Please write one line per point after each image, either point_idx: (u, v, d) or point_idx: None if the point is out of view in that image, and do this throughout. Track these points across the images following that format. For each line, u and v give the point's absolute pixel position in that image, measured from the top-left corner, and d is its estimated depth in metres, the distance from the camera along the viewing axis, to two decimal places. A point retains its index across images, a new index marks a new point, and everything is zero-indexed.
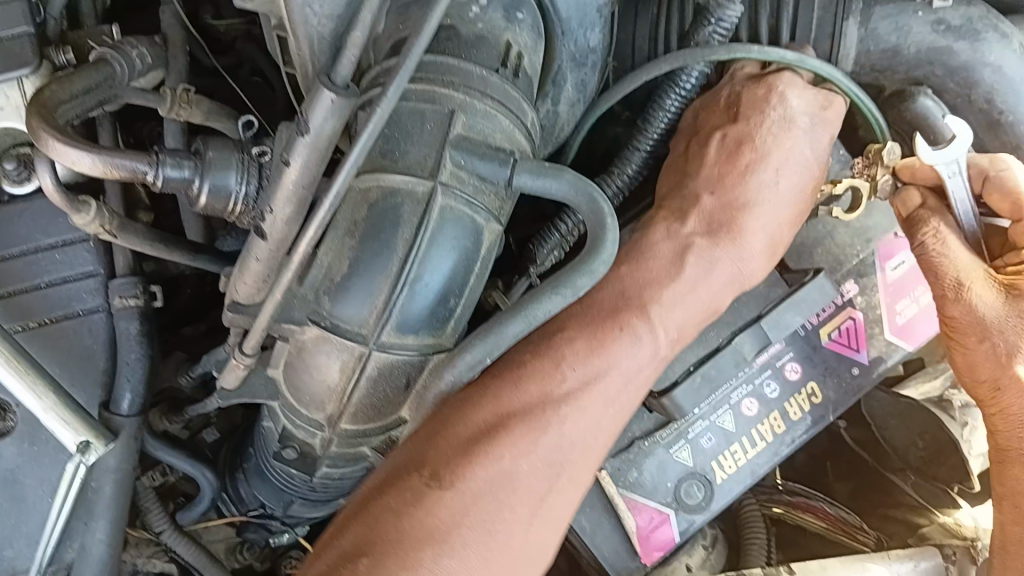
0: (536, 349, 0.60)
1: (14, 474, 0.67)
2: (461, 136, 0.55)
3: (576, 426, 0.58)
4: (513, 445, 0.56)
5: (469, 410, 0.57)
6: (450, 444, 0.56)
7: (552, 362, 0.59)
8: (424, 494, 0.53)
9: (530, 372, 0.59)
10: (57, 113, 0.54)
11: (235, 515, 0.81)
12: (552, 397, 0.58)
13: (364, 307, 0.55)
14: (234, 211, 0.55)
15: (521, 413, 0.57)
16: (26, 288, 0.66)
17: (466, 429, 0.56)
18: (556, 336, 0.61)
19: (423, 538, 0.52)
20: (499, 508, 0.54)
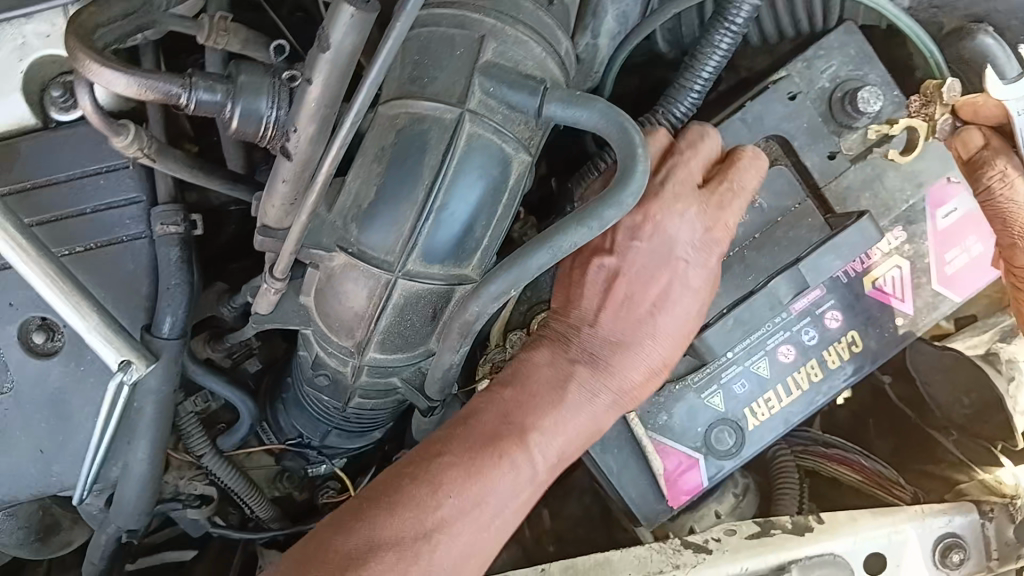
0: (550, 363, 0.63)
1: (63, 392, 0.72)
2: (491, 63, 0.55)
3: (563, 439, 0.61)
4: (502, 463, 0.58)
5: (474, 420, 0.60)
6: (448, 457, 0.58)
7: (524, 396, 0.61)
8: (415, 496, 0.56)
9: (531, 394, 0.61)
10: (94, 36, 0.55)
11: (274, 444, 0.84)
12: (553, 413, 0.61)
13: (390, 235, 0.55)
14: (265, 136, 0.56)
15: (507, 438, 0.59)
16: (71, 214, 0.69)
17: (467, 441, 0.59)
18: (569, 361, 0.63)
19: (412, 533, 0.55)
20: (474, 518, 0.57)
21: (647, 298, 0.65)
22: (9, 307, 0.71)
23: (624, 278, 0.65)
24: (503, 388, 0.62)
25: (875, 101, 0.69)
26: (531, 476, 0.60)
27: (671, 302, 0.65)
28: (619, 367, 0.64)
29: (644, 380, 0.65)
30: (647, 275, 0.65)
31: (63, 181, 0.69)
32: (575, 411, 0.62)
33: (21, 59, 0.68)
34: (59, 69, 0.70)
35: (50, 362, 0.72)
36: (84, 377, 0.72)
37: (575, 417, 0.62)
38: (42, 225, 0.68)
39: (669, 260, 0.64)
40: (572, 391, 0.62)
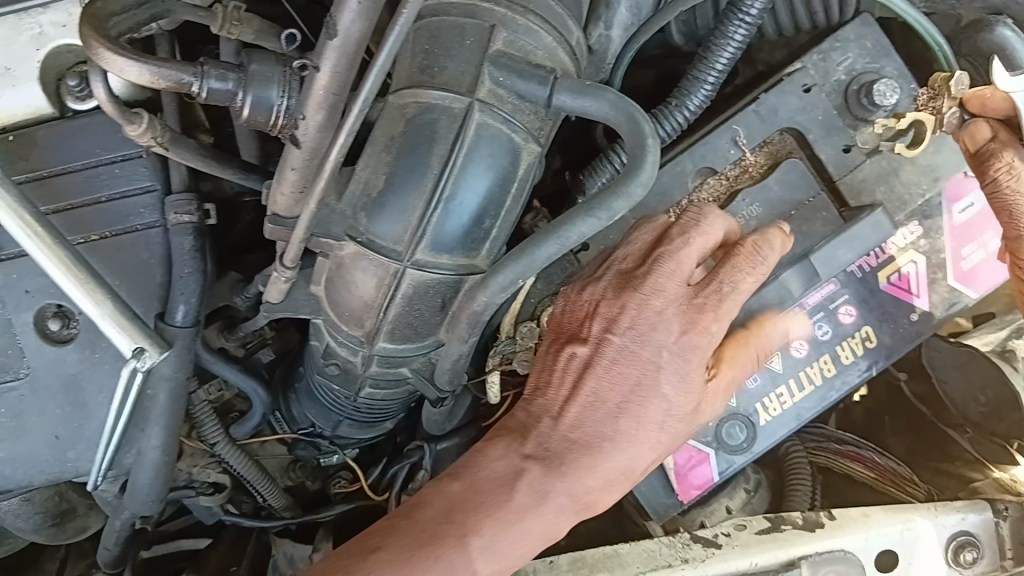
0: (502, 459, 0.59)
1: (77, 379, 0.73)
2: (501, 52, 0.55)
3: (506, 545, 0.56)
4: (438, 565, 0.55)
5: (417, 513, 0.57)
6: (382, 552, 0.55)
7: (466, 496, 0.58)
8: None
9: (478, 490, 0.58)
10: (107, 24, 0.56)
11: (286, 434, 0.84)
12: (498, 522, 0.56)
13: (399, 224, 0.55)
14: (276, 125, 0.56)
15: (436, 546, 0.56)
16: (87, 203, 0.70)
17: (404, 538, 0.56)
18: (521, 458, 0.59)
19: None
20: None
21: (612, 398, 0.58)
22: (25, 295, 0.72)
23: (590, 372, 0.59)
24: (450, 483, 0.59)
25: (892, 94, 0.69)
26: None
27: (638, 417, 0.58)
28: (580, 470, 0.58)
29: (603, 486, 0.58)
30: (617, 385, 0.59)
31: (79, 169, 0.70)
32: (526, 513, 0.57)
33: (38, 48, 0.69)
34: (75, 59, 0.71)
35: (66, 348, 0.72)
36: (99, 364, 0.73)
37: (523, 520, 0.57)
38: (59, 213, 0.69)
39: (640, 355, 0.58)
40: (524, 492, 0.57)
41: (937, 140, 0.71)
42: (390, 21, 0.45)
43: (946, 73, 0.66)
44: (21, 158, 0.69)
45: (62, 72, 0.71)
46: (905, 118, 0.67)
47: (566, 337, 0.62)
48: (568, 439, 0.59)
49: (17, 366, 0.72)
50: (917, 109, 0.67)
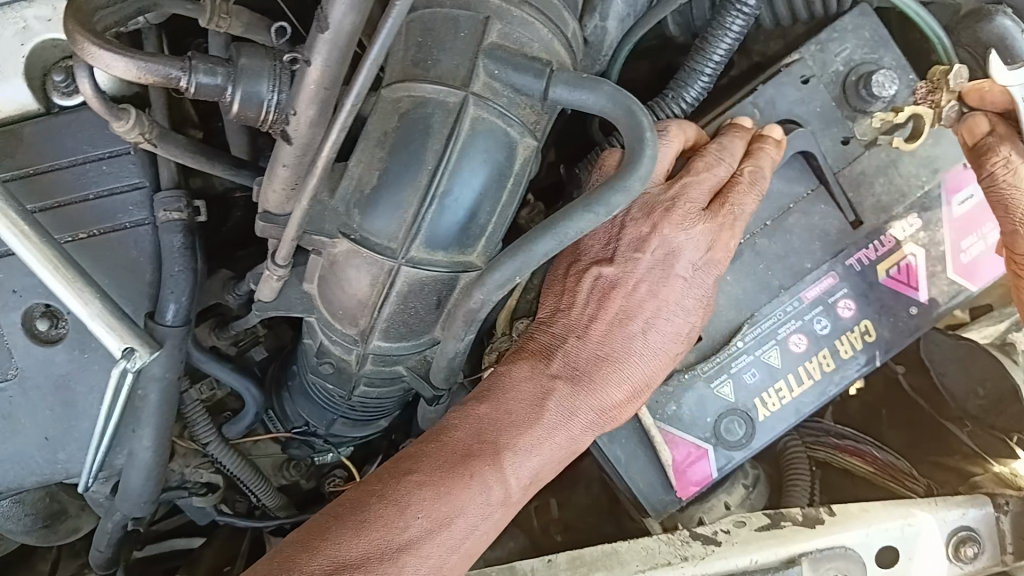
0: (529, 378, 0.62)
1: (66, 379, 0.71)
2: (496, 45, 0.54)
3: (547, 453, 0.60)
4: (473, 480, 0.57)
5: (450, 437, 0.59)
6: (416, 477, 0.56)
7: (497, 409, 0.60)
8: (382, 515, 0.55)
9: (508, 411, 0.60)
10: (93, 17, 0.54)
11: (280, 432, 0.83)
12: (532, 430, 0.60)
13: (393, 221, 0.54)
14: (266, 120, 0.55)
15: (477, 454, 0.58)
16: (74, 200, 0.68)
17: (441, 455, 0.58)
18: (549, 377, 0.62)
19: (378, 553, 0.53)
20: (446, 535, 0.55)
21: (638, 303, 0.63)
22: (12, 294, 0.70)
23: (618, 287, 0.64)
24: (478, 405, 0.61)
25: (891, 84, 0.68)
26: (507, 495, 0.58)
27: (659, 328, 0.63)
28: (606, 384, 0.62)
29: (628, 396, 0.63)
30: (642, 288, 0.63)
31: (66, 166, 0.69)
32: (558, 424, 0.61)
33: (23, 43, 0.68)
34: (61, 54, 0.70)
35: (55, 348, 0.71)
36: (89, 364, 0.72)
37: (552, 437, 0.60)
38: (45, 211, 0.68)
39: (668, 270, 0.63)
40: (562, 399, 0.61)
41: (936, 131, 0.70)
42: (383, 14, 0.44)
43: (944, 65, 0.67)
44: (7, 155, 0.68)
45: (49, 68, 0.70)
46: (904, 112, 0.66)
47: (588, 260, 0.66)
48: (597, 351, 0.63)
49: (5, 367, 0.71)
50: (915, 102, 0.67)
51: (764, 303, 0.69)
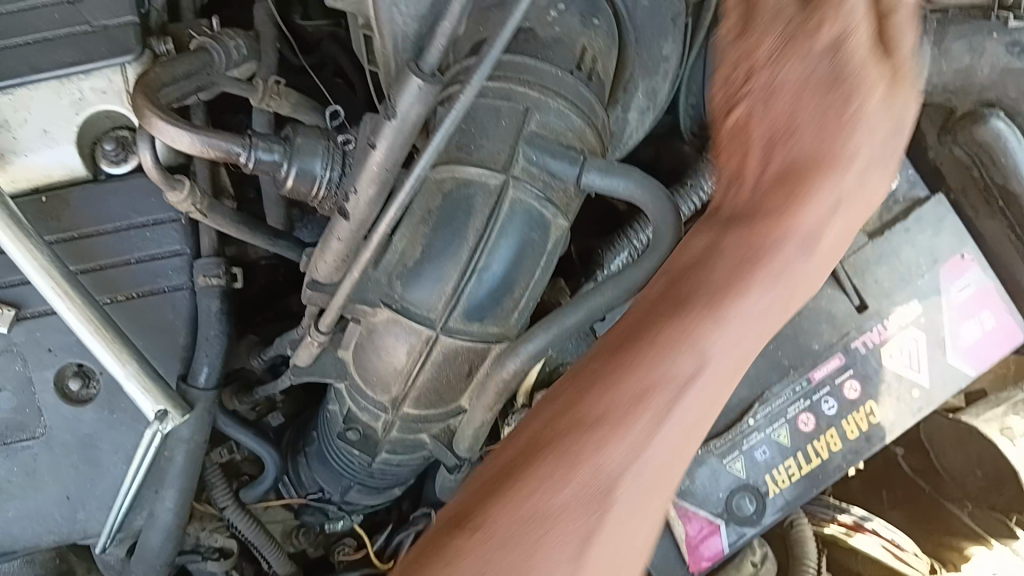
0: (700, 235, 0.44)
1: (94, 439, 0.73)
2: (535, 133, 0.58)
3: (645, 503, 0.40)
4: (628, 420, 0.41)
5: (496, 495, 0.40)
6: (545, 458, 0.41)
7: (654, 339, 0.42)
8: (517, 544, 0.39)
9: (654, 323, 0.42)
10: (160, 94, 0.58)
11: (294, 498, 0.84)
12: (693, 344, 0.41)
13: (434, 292, 0.57)
14: (317, 195, 0.59)
15: (633, 388, 0.41)
16: (116, 263, 0.71)
17: (488, 531, 0.39)
18: (726, 224, 0.44)
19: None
20: (607, 522, 0.40)
21: (758, 262, 0.42)
22: (47, 353, 0.72)
23: (722, 247, 0.43)
24: (620, 338, 0.43)
25: (892, 179, 0.74)
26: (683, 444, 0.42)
27: (775, 295, 0.42)
28: (774, 216, 0.43)
29: (809, 259, 0.43)
30: (764, 240, 0.42)
31: (110, 232, 0.71)
32: (649, 443, 0.41)
33: (77, 113, 0.70)
34: (112, 124, 0.73)
35: (86, 408, 0.73)
36: (117, 424, 0.73)
37: (712, 361, 0.41)
38: (88, 273, 0.71)
39: (825, 98, 0.43)
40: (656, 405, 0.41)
41: (936, 224, 0.75)
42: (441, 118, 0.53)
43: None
44: (52, 219, 0.71)
45: (96, 137, 0.72)
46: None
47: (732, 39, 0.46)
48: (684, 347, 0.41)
49: (33, 425, 0.72)
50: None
51: (774, 381, 0.73)
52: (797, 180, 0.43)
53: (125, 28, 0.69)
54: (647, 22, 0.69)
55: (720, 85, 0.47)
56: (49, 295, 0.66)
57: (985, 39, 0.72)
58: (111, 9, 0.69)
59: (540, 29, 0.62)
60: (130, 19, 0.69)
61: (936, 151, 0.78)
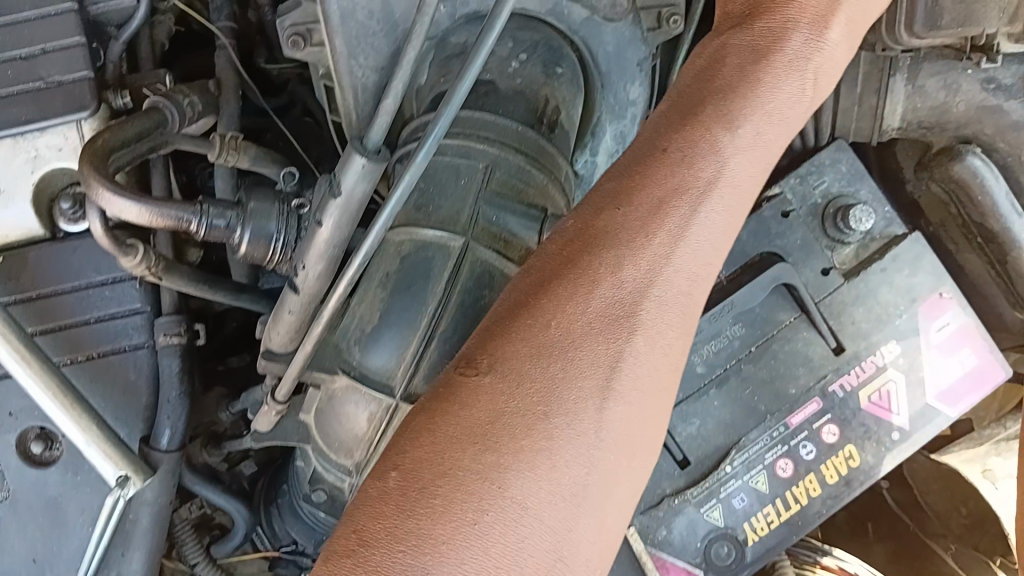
0: (658, 123, 0.49)
1: (55, 500, 0.70)
2: (495, 191, 0.58)
3: (663, 329, 0.44)
4: (615, 269, 0.44)
5: (506, 343, 0.42)
6: (530, 321, 0.43)
7: (642, 199, 0.46)
8: (529, 388, 0.41)
9: (656, 195, 0.46)
10: (108, 160, 0.56)
11: (269, 550, 0.82)
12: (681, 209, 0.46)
13: (392, 358, 0.55)
14: (273, 259, 0.58)
15: (620, 239, 0.45)
16: (76, 323, 0.70)
17: (508, 376, 0.41)
18: (692, 108, 0.49)
19: (508, 418, 0.41)
20: (618, 368, 0.43)
21: (737, 115, 0.48)
22: (8, 416, 0.71)
23: (672, 142, 0.48)
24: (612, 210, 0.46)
25: (867, 219, 0.72)
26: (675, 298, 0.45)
27: (748, 145, 0.48)
28: (725, 118, 0.48)
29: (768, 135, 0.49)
30: (731, 95, 0.49)
31: (69, 291, 0.70)
32: (658, 272, 0.45)
33: (32, 171, 0.69)
34: (69, 180, 0.71)
35: (49, 470, 0.71)
36: (81, 486, 0.70)
37: (700, 232, 0.46)
38: (46, 333, 0.69)
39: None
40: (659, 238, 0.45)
41: (913, 261, 0.73)
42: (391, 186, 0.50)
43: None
44: (11, 278, 0.69)
45: (54, 194, 0.71)
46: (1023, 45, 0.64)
47: None
48: (681, 185, 0.46)
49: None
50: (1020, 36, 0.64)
51: (750, 428, 0.71)
52: (756, 57, 0.50)
53: (77, 83, 0.68)
54: (613, 67, 0.69)
55: (704, 49, 0.53)
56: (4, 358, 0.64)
57: (958, 77, 0.71)
58: (65, 64, 0.68)
59: (500, 81, 0.63)
60: (83, 74, 0.68)
61: (915, 184, 0.79)
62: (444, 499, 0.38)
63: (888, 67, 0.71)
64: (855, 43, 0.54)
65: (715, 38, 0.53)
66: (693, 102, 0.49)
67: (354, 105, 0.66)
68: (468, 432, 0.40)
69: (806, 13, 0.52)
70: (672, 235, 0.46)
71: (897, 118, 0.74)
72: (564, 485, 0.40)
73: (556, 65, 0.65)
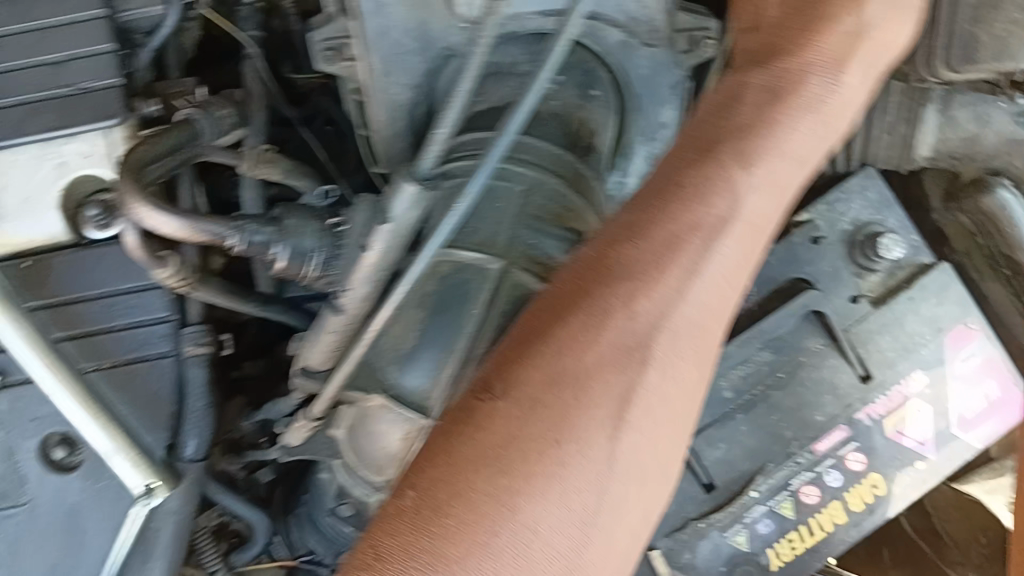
0: (669, 165, 0.56)
1: (75, 509, 0.70)
2: (533, 215, 0.58)
3: (667, 363, 0.52)
4: (620, 311, 0.51)
5: (517, 376, 0.50)
6: (537, 353, 0.50)
7: (644, 246, 0.52)
8: (540, 415, 0.49)
9: (657, 247, 0.52)
10: (143, 177, 0.55)
11: (285, 558, 0.83)
12: (679, 259, 0.53)
13: (428, 381, 0.55)
14: (308, 276, 0.57)
15: (622, 281, 0.52)
16: (100, 330, 0.69)
17: (516, 408, 0.49)
18: (699, 155, 0.55)
19: (516, 440, 0.49)
20: (621, 399, 0.51)
21: (755, 150, 0.54)
22: (31, 423, 0.70)
23: (675, 187, 0.54)
24: (617, 250, 0.52)
25: (896, 248, 0.72)
26: (673, 339, 0.52)
27: (763, 182, 0.55)
28: (724, 173, 0.54)
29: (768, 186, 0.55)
30: (753, 125, 0.55)
31: (95, 298, 0.69)
32: (659, 319, 0.52)
33: (59, 177, 0.69)
34: (95, 185, 0.70)
35: (69, 478, 0.70)
36: (103, 494, 0.70)
37: (703, 279, 0.53)
38: (74, 340, 0.68)
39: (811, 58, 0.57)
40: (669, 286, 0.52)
41: (940, 291, 0.73)
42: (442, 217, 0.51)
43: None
44: (36, 285, 0.68)
45: (81, 199, 0.69)
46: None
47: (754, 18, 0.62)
48: (685, 230, 0.53)
49: (16, 493, 0.70)
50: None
51: (776, 454, 0.71)
52: (779, 89, 0.56)
53: (108, 90, 0.68)
54: None
55: (720, 86, 0.59)
56: (35, 364, 0.64)
57: (992, 108, 0.73)
58: (96, 70, 0.68)
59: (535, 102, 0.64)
60: (113, 81, 0.68)
61: (941, 215, 0.80)
62: (455, 521, 0.47)
63: (920, 97, 0.73)
64: (873, 83, 0.59)
65: (736, 71, 0.59)
66: (728, 111, 0.57)
67: (387, 123, 0.66)
68: (479, 456, 0.48)
69: (821, 58, 0.57)
70: (675, 279, 0.52)
71: (928, 148, 0.75)
72: (572, 505, 0.49)
73: (591, 87, 0.67)
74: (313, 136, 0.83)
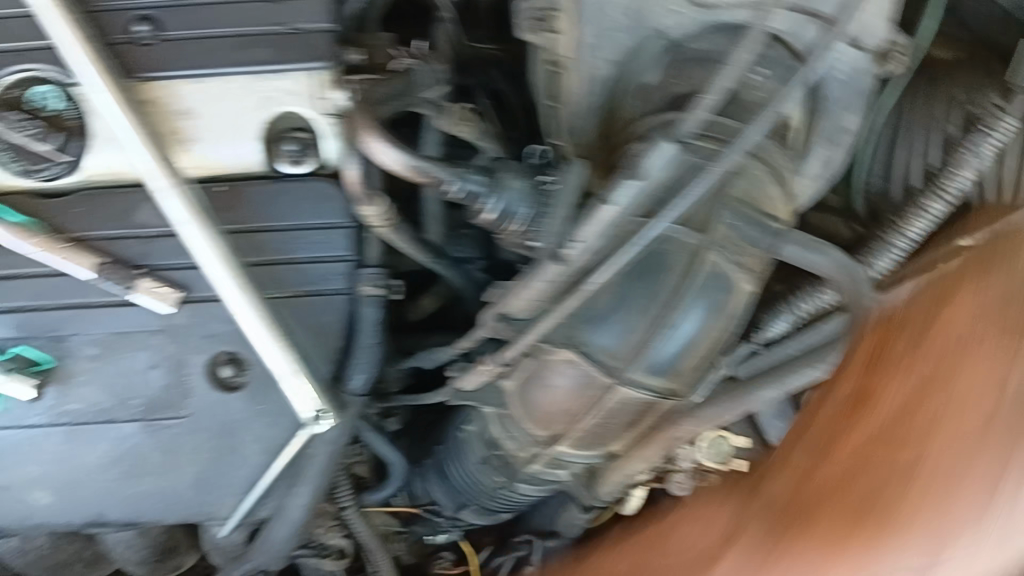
0: (902, 390, 0.80)
1: (234, 427, 0.73)
2: (739, 198, 0.59)
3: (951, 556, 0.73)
4: (875, 522, 0.77)
5: (781, 494, 0.85)
6: (832, 505, 0.81)
7: (908, 462, 0.77)
8: (847, 547, 0.78)
9: (930, 415, 0.78)
10: (375, 112, 0.58)
11: (407, 505, 0.88)
12: (916, 505, 0.76)
13: (618, 340, 0.58)
14: (510, 231, 0.60)
15: (893, 473, 0.78)
16: (281, 261, 0.72)
17: (785, 546, 0.82)
18: (917, 398, 0.79)
19: (788, 539, 0.82)
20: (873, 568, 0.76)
21: (999, 376, 0.75)
22: (206, 338, 0.73)
23: (898, 480, 0.78)
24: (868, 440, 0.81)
25: None
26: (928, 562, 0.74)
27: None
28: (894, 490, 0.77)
29: (965, 505, 0.74)
30: (968, 395, 0.76)
31: (281, 230, 0.73)
32: (936, 517, 0.75)
33: (264, 111, 0.71)
34: (290, 124, 0.72)
35: (232, 396, 0.73)
36: (260, 417, 0.73)
37: (965, 484, 0.74)
38: (259, 267, 0.72)
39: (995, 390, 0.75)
40: (884, 539, 0.76)
41: None
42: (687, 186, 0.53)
43: None
44: (230, 211, 0.72)
45: (280, 133, 0.71)
46: None
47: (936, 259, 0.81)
48: (901, 477, 0.77)
49: (179, 404, 0.73)
50: None
51: None
52: (957, 449, 0.75)
53: (322, 34, 0.71)
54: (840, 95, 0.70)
55: (909, 342, 0.81)
56: (224, 290, 0.68)
57: None
58: (313, 14, 0.71)
59: (744, 94, 0.64)
60: (327, 26, 0.71)
61: None
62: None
63: None
64: None
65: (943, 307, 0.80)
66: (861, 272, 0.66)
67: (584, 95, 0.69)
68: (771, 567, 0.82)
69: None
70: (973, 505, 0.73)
71: None
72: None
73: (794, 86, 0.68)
74: (485, 97, 0.84)
